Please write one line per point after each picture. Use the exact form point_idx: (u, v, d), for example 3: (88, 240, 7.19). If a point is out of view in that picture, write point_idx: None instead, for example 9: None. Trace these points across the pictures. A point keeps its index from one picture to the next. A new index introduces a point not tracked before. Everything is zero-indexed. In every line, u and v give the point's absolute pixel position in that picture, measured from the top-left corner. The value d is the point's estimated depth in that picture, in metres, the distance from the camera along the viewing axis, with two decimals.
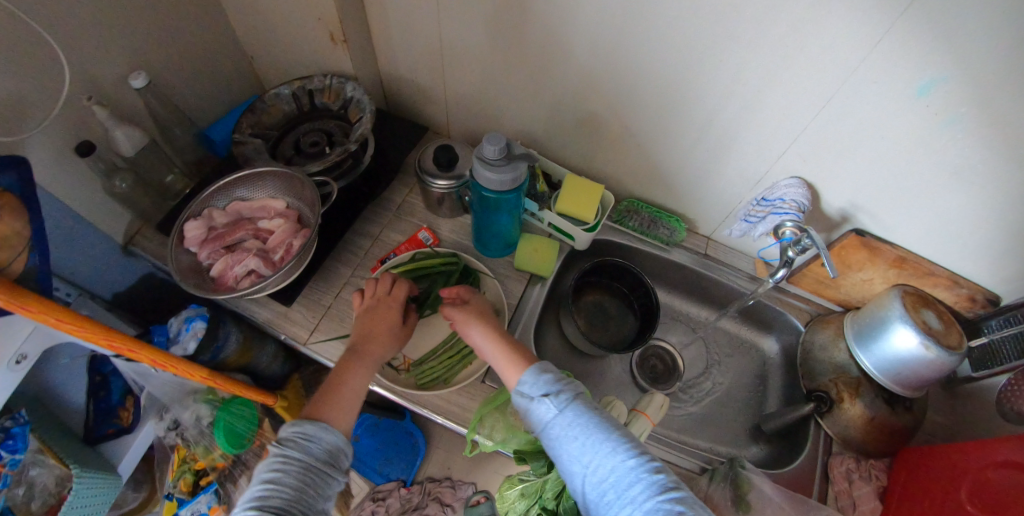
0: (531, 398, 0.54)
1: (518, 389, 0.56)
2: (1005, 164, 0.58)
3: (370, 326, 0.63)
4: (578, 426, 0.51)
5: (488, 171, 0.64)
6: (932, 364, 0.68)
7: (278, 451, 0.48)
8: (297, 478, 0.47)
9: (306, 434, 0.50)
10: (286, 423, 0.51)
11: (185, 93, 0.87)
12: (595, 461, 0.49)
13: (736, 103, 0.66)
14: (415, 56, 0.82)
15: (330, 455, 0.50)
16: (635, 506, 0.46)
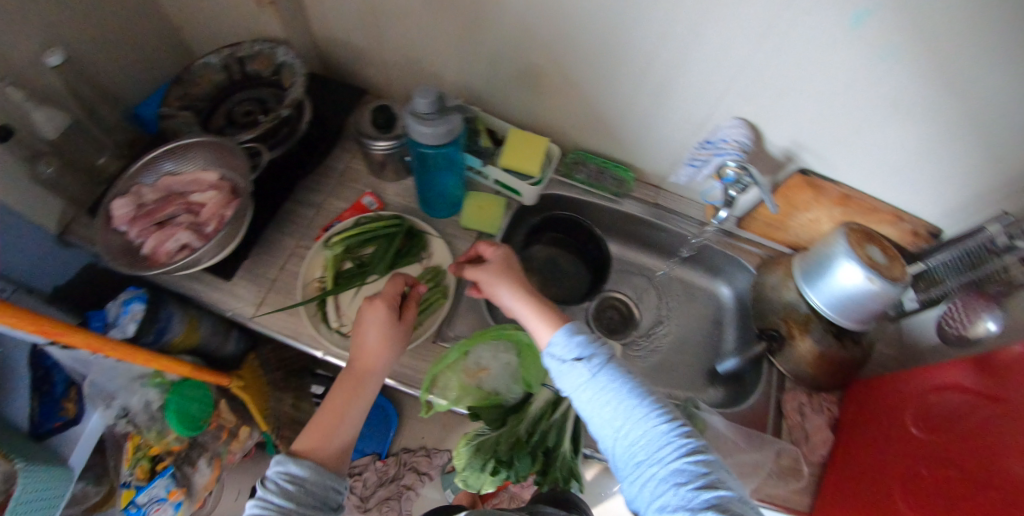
0: (567, 359, 0.52)
1: (550, 348, 0.54)
2: (939, 92, 0.59)
3: (365, 333, 0.62)
4: (615, 388, 0.50)
5: (421, 125, 0.63)
6: (877, 296, 0.69)
7: (272, 487, 0.51)
8: None
9: (302, 477, 0.53)
10: (276, 459, 0.54)
11: (104, 67, 0.79)
12: (630, 423, 0.47)
13: (673, 45, 0.65)
14: (348, 15, 0.78)
15: (320, 494, 0.54)
16: (661, 467, 0.45)
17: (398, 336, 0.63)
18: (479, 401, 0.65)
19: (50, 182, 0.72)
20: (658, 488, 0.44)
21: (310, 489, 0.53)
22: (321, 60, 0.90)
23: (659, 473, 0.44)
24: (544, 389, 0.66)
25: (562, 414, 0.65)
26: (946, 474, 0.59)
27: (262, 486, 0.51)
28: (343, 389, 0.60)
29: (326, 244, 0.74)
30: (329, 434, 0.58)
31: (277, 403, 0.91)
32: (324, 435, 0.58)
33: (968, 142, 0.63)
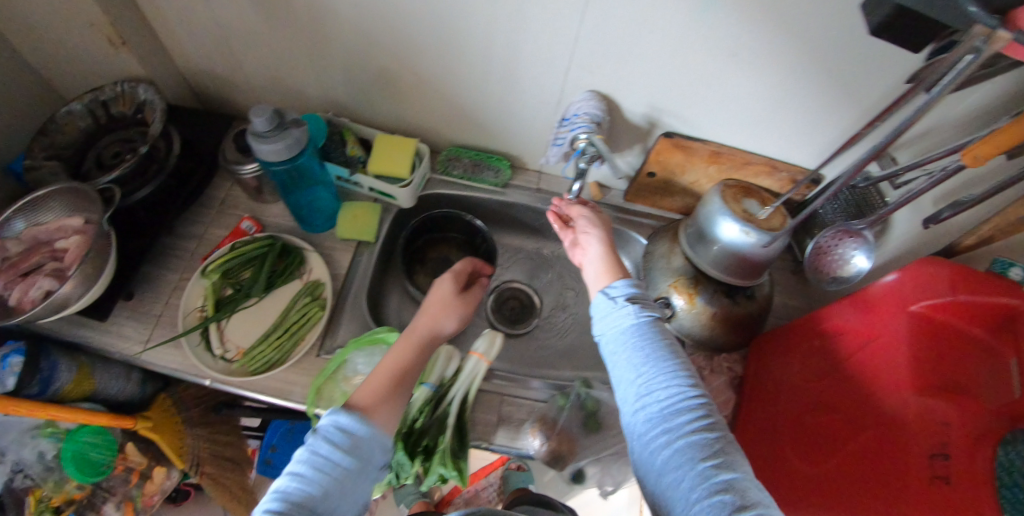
0: (615, 299, 0.55)
1: (607, 290, 0.56)
2: (770, 37, 0.59)
3: (433, 302, 0.65)
4: (646, 351, 0.50)
5: (263, 144, 0.64)
6: (755, 248, 0.69)
7: (328, 434, 0.48)
8: (323, 479, 0.45)
9: (353, 431, 0.48)
10: (336, 408, 0.50)
11: None
12: (653, 384, 0.47)
13: (504, 30, 0.65)
14: (206, 45, 0.79)
15: (371, 455, 0.49)
16: (671, 432, 0.44)
17: (451, 310, 0.65)
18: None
19: None
20: (667, 446, 0.43)
21: (365, 449, 0.49)
22: (195, 94, 0.91)
23: (673, 435, 0.44)
24: (423, 387, 0.66)
25: (444, 409, 0.66)
26: (832, 418, 0.60)
27: (323, 431, 0.48)
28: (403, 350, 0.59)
29: (203, 273, 0.74)
30: (393, 392, 0.54)
31: (194, 441, 0.88)
32: (384, 389, 0.54)
33: (809, 83, 0.64)
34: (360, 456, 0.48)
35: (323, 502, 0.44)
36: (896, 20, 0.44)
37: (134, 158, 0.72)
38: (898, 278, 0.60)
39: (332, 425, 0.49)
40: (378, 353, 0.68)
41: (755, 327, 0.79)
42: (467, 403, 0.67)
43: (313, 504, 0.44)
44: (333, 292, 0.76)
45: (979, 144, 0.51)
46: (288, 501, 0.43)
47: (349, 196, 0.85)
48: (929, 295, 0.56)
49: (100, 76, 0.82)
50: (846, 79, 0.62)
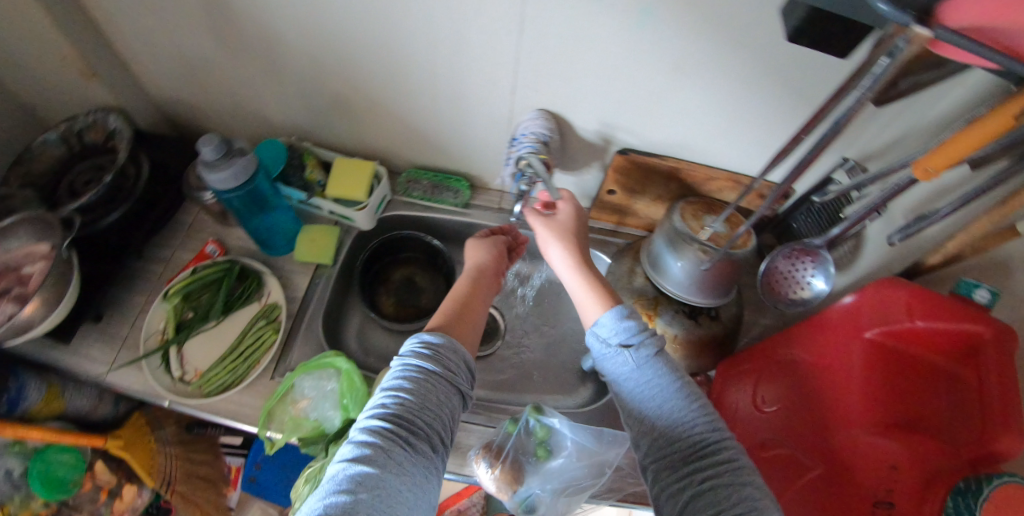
0: (607, 344, 0.53)
1: (595, 329, 0.54)
2: (711, 51, 0.57)
3: (474, 257, 0.67)
4: (656, 385, 0.49)
5: (212, 173, 0.66)
6: (713, 267, 0.67)
7: (403, 359, 0.47)
8: (417, 391, 0.44)
9: (442, 345, 0.49)
10: (421, 333, 0.50)
11: None
12: (673, 422, 0.47)
13: (446, 51, 0.65)
14: (172, 75, 0.81)
15: (459, 374, 0.48)
16: (700, 472, 0.43)
17: (500, 258, 0.68)
18: (309, 430, 0.67)
19: None
20: (695, 488, 0.42)
21: (453, 361, 0.48)
22: (170, 121, 0.94)
23: (699, 475, 0.42)
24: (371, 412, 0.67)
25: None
26: (788, 449, 0.58)
27: (404, 354, 0.47)
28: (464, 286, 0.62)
29: (164, 296, 0.75)
30: (461, 320, 0.55)
31: (167, 459, 0.90)
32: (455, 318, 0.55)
33: (761, 97, 0.62)
34: (450, 371, 0.48)
35: (418, 415, 0.43)
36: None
37: (102, 185, 0.74)
38: (856, 300, 0.57)
39: (410, 350, 0.48)
40: (327, 379, 0.68)
41: (722, 349, 0.76)
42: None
43: (405, 419, 0.42)
44: (290, 314, 0.77)
45: (927, 156, 0.47)
46: (388, 418, 0.42)
47: (311, 219, 0.86)
48: (887, 320, 0.54)
49: (77, 107, 0.85)
50: (798, 92, 0.60)
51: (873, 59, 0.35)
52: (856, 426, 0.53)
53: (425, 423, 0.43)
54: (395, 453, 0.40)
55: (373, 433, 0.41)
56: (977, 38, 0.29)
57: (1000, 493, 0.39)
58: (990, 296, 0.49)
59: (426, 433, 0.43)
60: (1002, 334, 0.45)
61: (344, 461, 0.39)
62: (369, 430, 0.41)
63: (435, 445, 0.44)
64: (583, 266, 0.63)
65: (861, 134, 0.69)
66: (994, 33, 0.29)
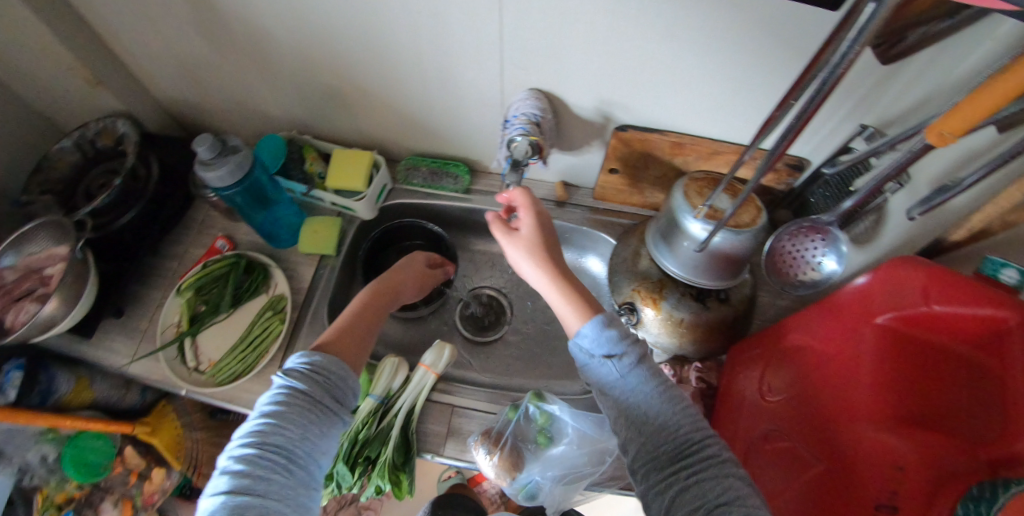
0: (591, 356, 0.53)
1: (577, 340, 0.54)
2: (705, 18, 0.53)
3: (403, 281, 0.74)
4: (642, 393, 0.50)
5: (207, 172, 0.67)
6: (719, 247, 0.64)
7: (281, 382, 0.52)
8: (295, 412, 0.49)
9: (319, 366, 0.54)
10: (299, 352, 0.55)
11: None
12: (662, 427, 0.47)
13: (429, 34, 0.64)
14: (171, 77, 0.82)
15: (337, 386, 0.54)
16: (693, 471, 0.44)
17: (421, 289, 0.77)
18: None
19: None
20: (692, 488, 0.43)
21: (328, 378, 0.54)
22: (178, 122, 0.96)
23: (692, 475, 0.43)
24: (370, 399, 0.69)
25: (390, 420, 0.68)
26: (794, 443, 0.55)
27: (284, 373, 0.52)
28: (367, 302, 0.67)
29: (177, 291, 0.78)
30: (348, 342, 0.60)
31: (194, 444, 0.94)
32: (341, 337, 0.61)
33: (764, 64, 0.57)
34: (325, 385, 0.53)
35: (297, 436, 0.48)
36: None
37: (114, 187, 0.77)
38: (868, 281, 0.54)
39: (291, 368, 0.54)
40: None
41: (732, 332, 0.73)
42: (412, 414, 0.69)
43: (284, 440, 0.47)
44: (295, 305, 0.79)
45: (943, 119, 0.43)
46: (259, 440, 0.47)
47: (314, 211, 0.86)
48: (900, 304, 0.50)
49: (89, 114, 0.88)
50: (804, 57, 0.55)
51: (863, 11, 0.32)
52: (862, 419, 0.49)
53: (304, 440, 0.49)
54: (271, 467, 0.46)
55: (249, 454, 0.46)
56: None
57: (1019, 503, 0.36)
58: (1020, 276, 0.46)
59: (301, 449, 0.48)
60: None
61: (220, 493, 0.44)
62: (242, 457, 0.46)
63: (314, 456, 0.50)
64: (563, 280, 0.60)
65: (880, 99, 0.64)
66: None
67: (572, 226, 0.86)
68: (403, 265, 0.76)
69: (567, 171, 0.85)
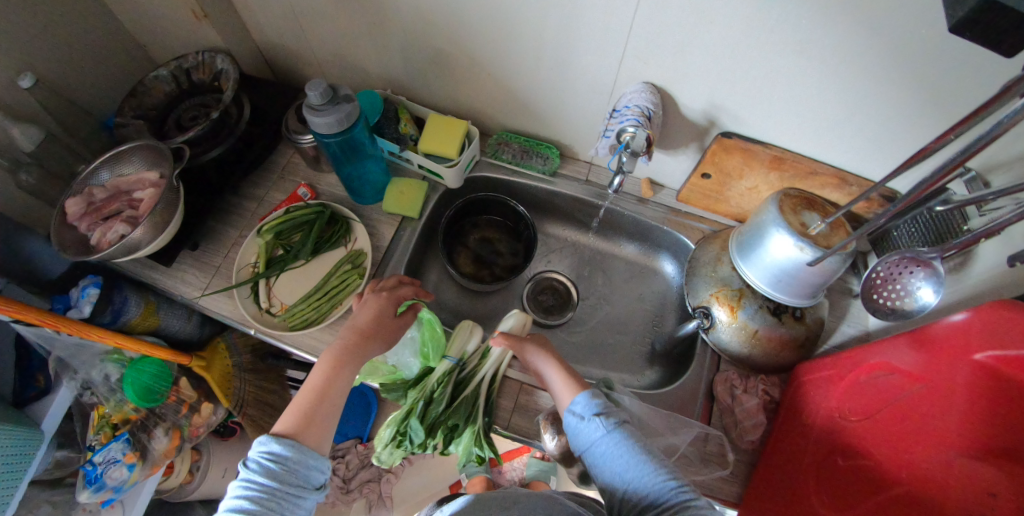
0: (583, 418, 0.53)
1: (570, 408, 0.55)
2: (849, 37, 0.54)
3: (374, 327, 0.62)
4: (624, 450, 0.50)
5: (315, 116, 0.67)
6: (811, 266, 0.64)
7: (246, 474, 0.44)
8: (267, 508, 0.42)
9: (289, 458, 0.46)
10: (261, 438, 0.46)
11: (83, 88, 0.83)
12: (643, 488, 0.47)
13: (557, 14, 0.64)
14: (276, 20, 0.82)
15: (308, 472, 0.47)
16: None
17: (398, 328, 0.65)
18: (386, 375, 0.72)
19: (31, 189, 0.76)
20: None
21: (298, 471, 0.46)
22: (268, 66, 0.96)
23: None
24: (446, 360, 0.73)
25: (472, 388, 0.70)
26: (872, 462, 0.56)
27: (243, 469, 0.44)
28: (334, 360, 0.56)
29: (257, 232, 0.78)
30: (321, 418, 0.51)
31: (241, 384, 0.97)
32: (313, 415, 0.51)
33: (895, 91, 0.58)
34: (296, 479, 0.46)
35: None
36: (987, 17, 0.40)
37: (209, 120, 0.77)
38: (969, 319, 0.53)
39: (253, 457, 0.46)
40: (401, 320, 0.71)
41: (803, 351, 0.74)
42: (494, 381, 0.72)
43: None
44: (374, 262, 0.79)
45: None
46: None
47: (398, 172, 0.87)
48: (1002, 344, 0.49)
49: (185, 45, 0.88)
50: (939, 90, 0.55)
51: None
52: (954, 448, 0.49)
53: None
54: None
55: None
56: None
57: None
58: None
59: None
60: None
61: None
62: None
63: None
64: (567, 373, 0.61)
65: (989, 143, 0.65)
66: None
67: (653, 222, 0.86)
68: (368, 310, 0.63)
69: (653, 169, 0.86)
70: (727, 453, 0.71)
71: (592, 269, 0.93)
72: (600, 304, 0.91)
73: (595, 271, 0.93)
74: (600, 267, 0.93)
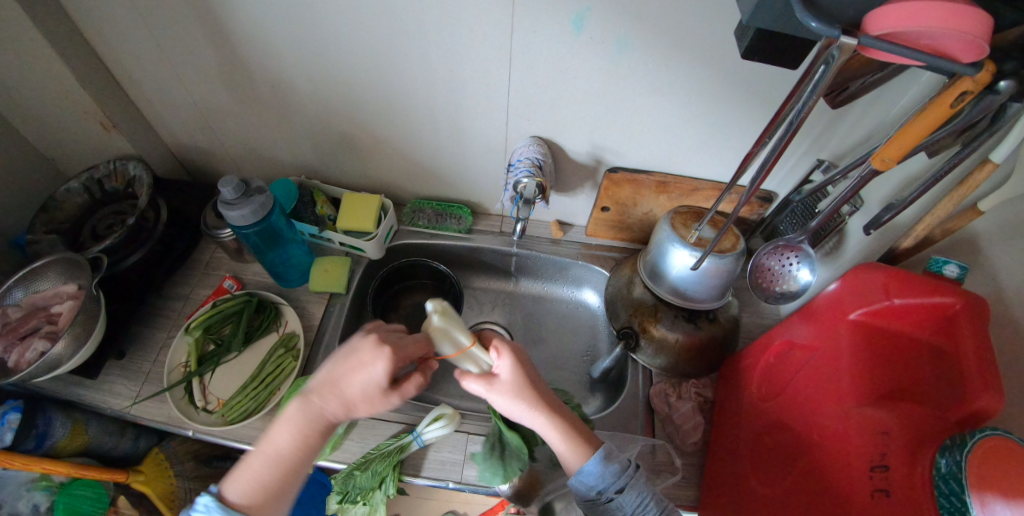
0: (601, 492, 0.54)
1: (581, 478, 0.55)
2: (681, 71, 0.64)
3: (348, 384, 0.53)
4: None
5: (230, 210, 0.71)
6: (708, 271, 0.71)
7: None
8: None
9: None
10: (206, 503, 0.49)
11: None
12: None
13: (442, 87, 0.72)
14: (187, 124, 0.88)
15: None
16: None
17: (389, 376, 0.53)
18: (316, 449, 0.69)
19: None
20: None
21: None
22: (184, 167, 1.00)
23: None
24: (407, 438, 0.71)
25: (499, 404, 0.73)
26: (792, 433, 0.60)
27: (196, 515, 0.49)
28: (294, 453, 0.53)
29: (186, 330, 0.78)
30: (276, 496, 0.52)
31: (186, 494, 0.90)
32: (268, 498, 0.51)
33: (731, 107, 0.68)
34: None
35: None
36: (766, 41, 0.50)
37: (124, 228, 0.78)
38: (838, 287, 0.61)
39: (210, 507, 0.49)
40: None
41: (723, 350, 0.79)
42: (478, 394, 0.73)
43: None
44: (307, 342, 0.81)
45: (883, 148, 0.53)
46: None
47: (322, 251, 0.92)
48: (867, 301, 0.56)
49: (98, 157, 0.91)
50: (762, 97, 0.66)
51: (815, 70, 0.42)
52: (849, 400, 0.55)
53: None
54: None
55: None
56: (892, 38, 0.38)
57: (984, 444, 0.41)
58: (959, 271, 0.55)
59: None
60: (972, 305, 0.48)
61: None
62: None
63: None
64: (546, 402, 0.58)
65: (831, 138, 0.76)
66: (917, 36, 0.38)
67: (568, 259, 0.93)
68: (353, 376, 0.53)
69: (559, 210, 0.94)
70: (675, 460, 0.73)
71: (523, 311, 0.99)
72: (535, 342, 0.95)
73: (527, 313, 0.99)
74: (529, 308, 0.99)
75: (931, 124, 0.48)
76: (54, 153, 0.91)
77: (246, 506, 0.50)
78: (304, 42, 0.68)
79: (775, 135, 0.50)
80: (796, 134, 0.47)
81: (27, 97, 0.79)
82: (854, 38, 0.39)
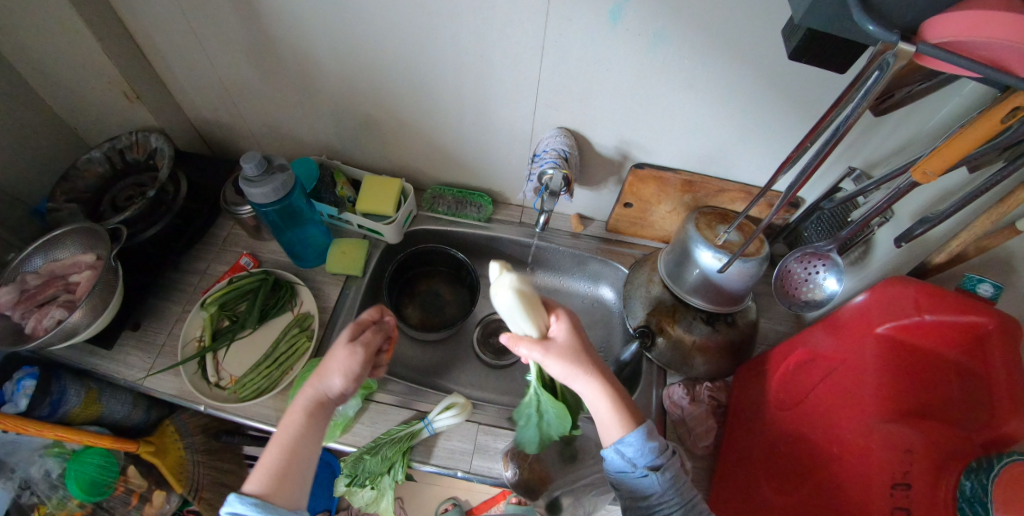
0: (635, 466, 0.53)
1: (619, 448, 0.53)
2: (719, 69, 0.62)
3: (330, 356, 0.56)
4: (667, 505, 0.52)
5: (250, 187, 0.70)
6: (731, 274, 0.70)
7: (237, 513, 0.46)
8: None
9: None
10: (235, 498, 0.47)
11: (12, 176, 0.83)
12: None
13: (471, 74, 0.71)
14: (210, 97, 0.87)
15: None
16: None
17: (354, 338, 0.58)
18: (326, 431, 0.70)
19: None
20: None
21: None
22: (204, 141, 0.99)
23: None
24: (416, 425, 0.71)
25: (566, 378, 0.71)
26: (810, 444, 0.59)
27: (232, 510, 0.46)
28: (297, 434, 0.53)
29: (202, 305, 0.78)
30: (292, 476, 0.51)
31: (194, 467, 0.91)
32: (283, 480, 0.50)
33: (767, 108, 0.66)
34: None
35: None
36: (815, 42, 0.48)
37: (143, 200, 0.77)
38: (866, 299, 0.59)
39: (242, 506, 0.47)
40: None
41: (740, 354, 0.78)
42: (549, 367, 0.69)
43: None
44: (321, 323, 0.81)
45: (926, 159, 0.51)
46: None
47: (340, 233, 0.92)
48: (895, 315, 0.55)
49: (120, 127, 0.90)
50: (800, 100, 0.64)
51: (868, 73, 0.39)
52: (871, 415, 0.54)
53: None
54: None
55: None
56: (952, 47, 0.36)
57: (1011, 471, 0.40)
58: (993, 290, 0.53)
59: None
60: (1005, 326, 0.47)
61: None
62: None
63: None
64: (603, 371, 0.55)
65: (865, 145, 0.74)
66: (978, 49, 0.35)
67: (586, 254, 0.92)
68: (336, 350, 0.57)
69: (580, 204, 0.93)
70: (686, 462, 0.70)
71: None
72: None
73: None
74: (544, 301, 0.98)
75: (981, 137, 0.46)
76: (77, 122, 0.90)
77: (265, 490, 0.49)
78: (331, 19, 0.66)
79: (818, 140, 0.48)
80: (840, 142, 0.45)
81: (51, 64, 0.78)
82: (909, 44, 0.36)
